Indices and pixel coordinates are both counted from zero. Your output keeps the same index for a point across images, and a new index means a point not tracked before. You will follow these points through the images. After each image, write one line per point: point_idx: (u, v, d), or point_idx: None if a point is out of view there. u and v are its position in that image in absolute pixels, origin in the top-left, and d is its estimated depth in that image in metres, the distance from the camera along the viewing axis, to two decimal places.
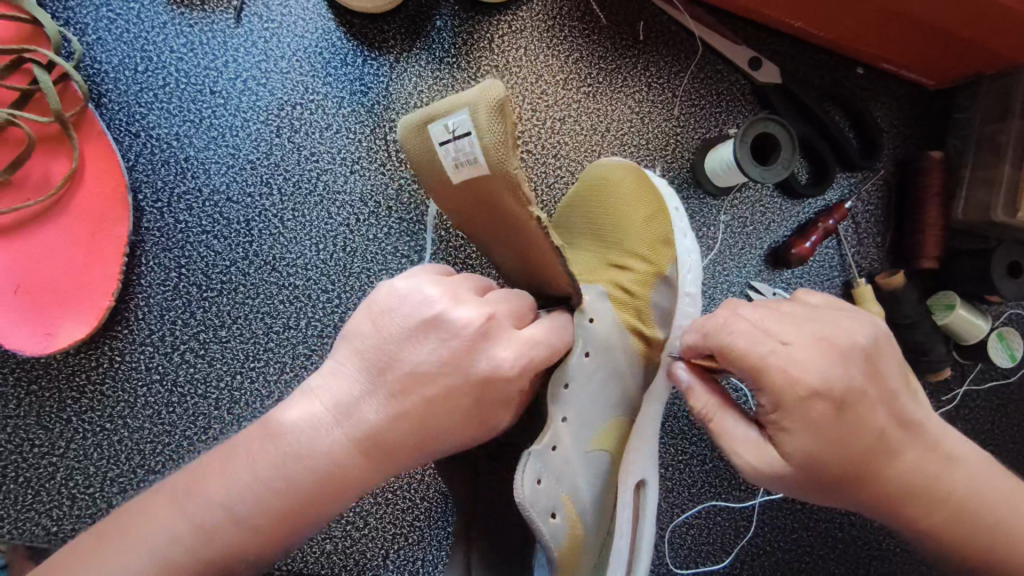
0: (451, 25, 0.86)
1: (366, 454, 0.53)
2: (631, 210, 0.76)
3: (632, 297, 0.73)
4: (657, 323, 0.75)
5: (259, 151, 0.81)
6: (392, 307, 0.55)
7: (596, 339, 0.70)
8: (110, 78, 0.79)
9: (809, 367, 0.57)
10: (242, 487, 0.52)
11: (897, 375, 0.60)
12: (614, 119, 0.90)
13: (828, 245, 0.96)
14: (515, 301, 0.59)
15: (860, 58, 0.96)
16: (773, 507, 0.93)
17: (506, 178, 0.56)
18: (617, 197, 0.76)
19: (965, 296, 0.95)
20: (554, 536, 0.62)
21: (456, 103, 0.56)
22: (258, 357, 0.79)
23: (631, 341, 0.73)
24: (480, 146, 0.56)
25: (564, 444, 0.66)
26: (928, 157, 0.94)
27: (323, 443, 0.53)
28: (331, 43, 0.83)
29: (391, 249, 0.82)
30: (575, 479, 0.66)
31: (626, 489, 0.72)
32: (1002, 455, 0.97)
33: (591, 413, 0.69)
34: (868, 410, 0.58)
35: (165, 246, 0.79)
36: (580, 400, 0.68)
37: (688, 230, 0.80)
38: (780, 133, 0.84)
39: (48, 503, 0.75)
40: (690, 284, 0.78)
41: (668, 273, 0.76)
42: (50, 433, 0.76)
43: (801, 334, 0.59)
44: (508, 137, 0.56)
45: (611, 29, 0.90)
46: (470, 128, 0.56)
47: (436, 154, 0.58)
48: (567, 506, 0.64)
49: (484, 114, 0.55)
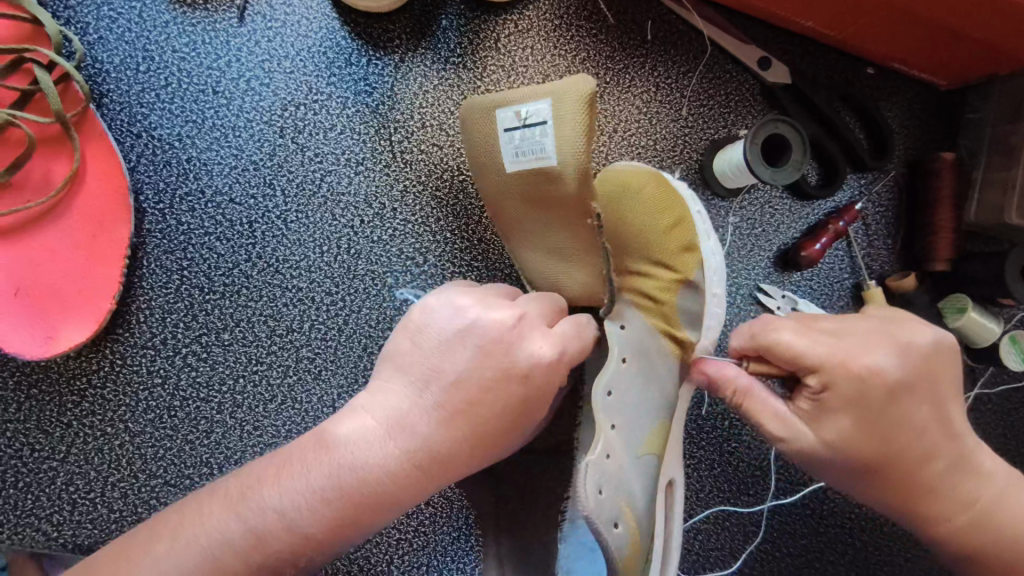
0: (456, 25, 0.85)
1: (420, 461, 0.56)
2: (649, 219, 0.74)
3: (658, 303, 0.73)
4: (686, 325, 0.74)
5: (262, 152, 0.80)
6: (428, 323, 0.61)
7: (629, 342, 0.70)
8: (111, 78, 0.78)
9: (859, 357, 0.57)
10: (294, 493, 0.54)
11: (948, 381, 0.60)
12: (621, 120, 0.89)
13: (838, 247, 0.95)
14: (543, 301, 0.66)
15: (870, 57, 0.94)
16: (781, 512, 0.92)
17: (578, 167, 0.63)
18: (634, 206, 0.74)
19: (976, 299, 0.93)
20: (618, 545, 0.61)
21: (537, 93, 0.64)
22: (261, 361, 0.78)
23: (663, 344, 0.73)
24: (552, 139, 0.64)
25: (617, 451, 0.65)
26: (940, 158, 0.93)
27: (377, 457, 0.55)
28: (335, 43, 0.82)
29: (396, 252, 0.81)
30: (630, 485, 0.65)
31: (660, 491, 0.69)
32: (1014, 460, 0.96)
33: (631, 420, 0.68)
34: (916, 407, 0.58)
35: (166, 248, 0.78)
36: (623, 407, 0.68)
37: (711, 231, 0.77)
38: (790, 134, 0.83)
39: (48, 508, 0.74)
40: (716, 287, 0.75)
41: (694, 278, 0.74)
42: (50, 437, 0.75)
43: (852, 330, 0.59)
44: (586, 132, 0.63)
45: (619, 28, 0.89)
46: (546, 118, 0.64)
47: (500, 138, 0.67)
48: (626, 514, 0.63)
49: (569, 103, 0.63)
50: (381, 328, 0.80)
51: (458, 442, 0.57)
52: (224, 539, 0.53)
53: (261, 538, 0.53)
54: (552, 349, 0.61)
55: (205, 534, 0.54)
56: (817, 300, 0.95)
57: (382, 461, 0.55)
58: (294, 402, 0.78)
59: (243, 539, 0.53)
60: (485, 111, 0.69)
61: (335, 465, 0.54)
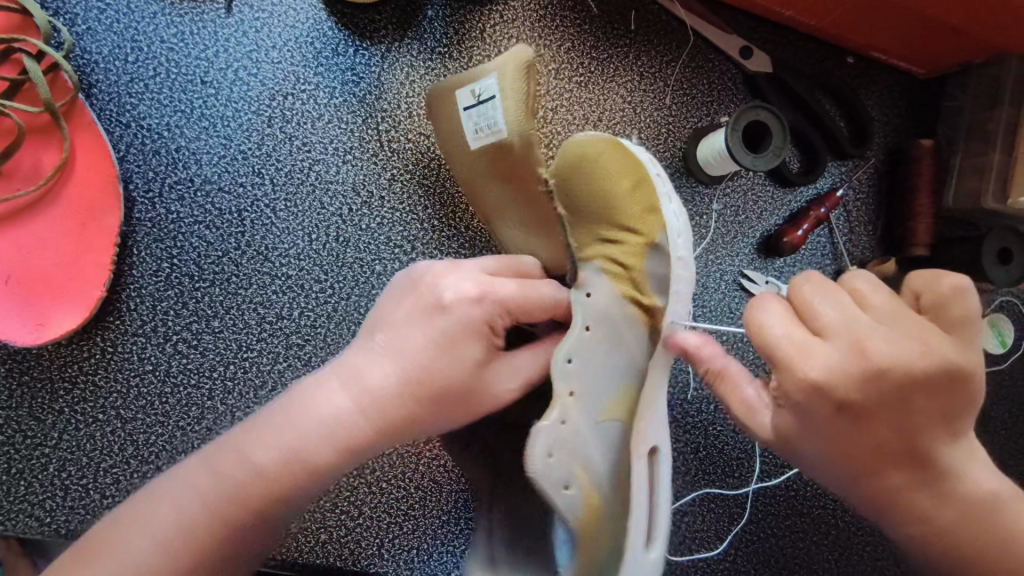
0: (442, 15, 0.86)
1: (378, 415, 0.56)
2: (608, 182, 0.73)
3: (628, 270, 0.73)
4: (653, 290, 0.74)
5: (251, 142, 0.81)
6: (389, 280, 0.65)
7: (595, 312, 0.69)
8: (100, 68, 0.79)
9: (819, 361, 0.54)
10: (266, 449, 0.54)
11: (956, 404, 0.54)
12: (606, 108, 0.91)
13: (820, 233, 0.97)
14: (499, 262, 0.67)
15: (850, 46, 0.96)
16: (766, 494, 0.94)
17: (524, 137, 0.69)
18: (594, 170, 0.73)
19: (955, 283, 0.95)
20: (569, 506, 0.59)
21: (485, 70, 0.71)
22: (251, 347, 0.79)
23: (631, 310, 0.73)
24: (501, 113, 0.69)
25: (575, 416, 0.63)
26: (920, 145, 0.95)
27: (341, 411, 0.55)
28: (322, 33, 0.83)
29: (384, 239, 0.83)
30: (588, 450, 0.64)
31: (639, 457, 0.69)
32: (993, 441, 0.98)
33: (597, 388, 0.67)
34: (896, 421, 0.54)
35: (157, 237, 0.79)
36: (587, 372, 0.66)
37: (672, 194, 0.77)
38: (771, 120, 0.84)
39: (41, 494, 0.75)
40: (681, 249, 0.75)
41: (659, 241, 0.74)
42: (42, 424, 0.76)
43: (841, 324, 0.54)
44: (525, 99, 0.69)
45: (602, 19, 0.90)
46: (494, 92, 0.70)
47: (460, 117, 0.73)
48: (582, 477, 0.62)
49: (507, 77, 0.69)
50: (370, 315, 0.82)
51: (407, 392, 0.56)
52: (189, 500, 0.54)
53: (223, 499, 0.53)
54: (478, 289, 0.61)
55: (173, 502, 0.54)
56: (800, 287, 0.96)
57: (338, 409, 0.55)
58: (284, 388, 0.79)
59: (225, 498, 0.53)
60: (445, 94, 0.76)
61: (290, 425, 0.55)
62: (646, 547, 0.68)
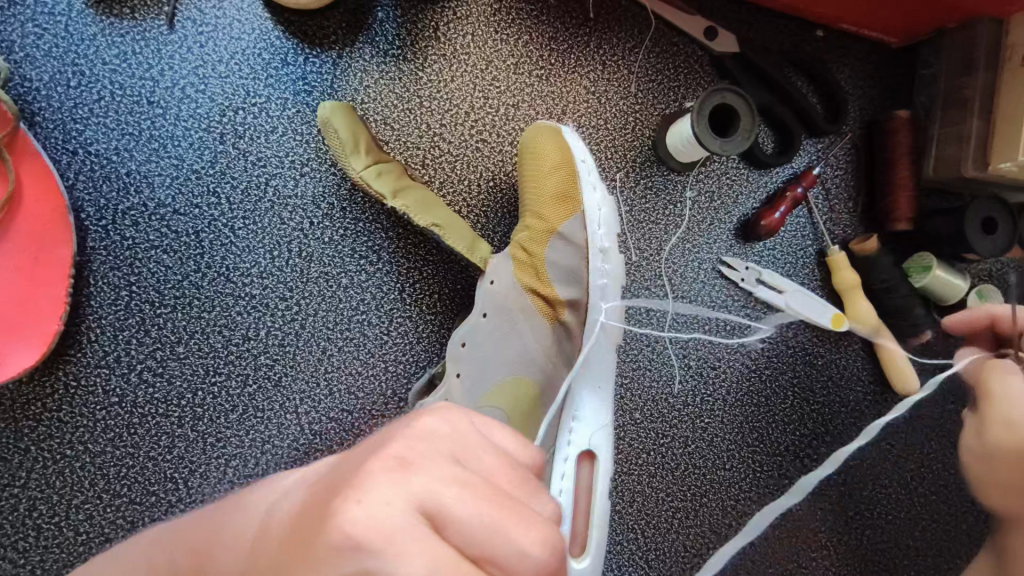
0: (393, 16, 0.84)
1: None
2: (539, 181, 0.78)
3: (530, 258, 0.77)
4: (556, 282, 0.76)
5: (203, 161, 0.79)
6: None
7: (494, 298, 0.77)
8: (42, 95, 0.76)
9: None
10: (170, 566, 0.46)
11: None
12: (569, 101, 0.88)
13: (799, 214, 0.94)
14: None
15: (818, 19, 0.93)
16: (758, 486, 0.91)
17: None
18: (536, 165, 0.78)
19: (942, 255, 0.93)
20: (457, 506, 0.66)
21: None
22: (219, 371, 0.78)
23: (531, 302, 0.77)
24: None
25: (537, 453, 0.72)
26: (896, 116, 0.92)
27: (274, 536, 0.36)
28: (269, 43, 0.81)
29: (348, 251, 0.81)
30: None
31: (564, 460, 0.72)
32: None
33: (498, 357, 0.76)
34: None
35: (114, 265, 0.77)
36: (492, 336, 0.77)
37: (598, 182, 0.80)
38: (738, 103, 0.80)
39: (12, 536, 0.73)
40: (604, 240, 0.78)
41: (560, 229, 0.77)
42: (8, 465, 0.73)
43: None
44: None
45: (560, 8, 0.88)
46: None
47: None
48: None
49: None
50: (339, 329, 0.80)
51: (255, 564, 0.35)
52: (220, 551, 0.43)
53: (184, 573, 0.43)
54: None
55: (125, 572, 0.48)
56: (781, 270, 0.93)
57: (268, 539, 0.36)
58: (256, 411, 0.78)
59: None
60: (333, 124, 0.77)
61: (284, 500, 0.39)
62: (577, 555, 0.67)
